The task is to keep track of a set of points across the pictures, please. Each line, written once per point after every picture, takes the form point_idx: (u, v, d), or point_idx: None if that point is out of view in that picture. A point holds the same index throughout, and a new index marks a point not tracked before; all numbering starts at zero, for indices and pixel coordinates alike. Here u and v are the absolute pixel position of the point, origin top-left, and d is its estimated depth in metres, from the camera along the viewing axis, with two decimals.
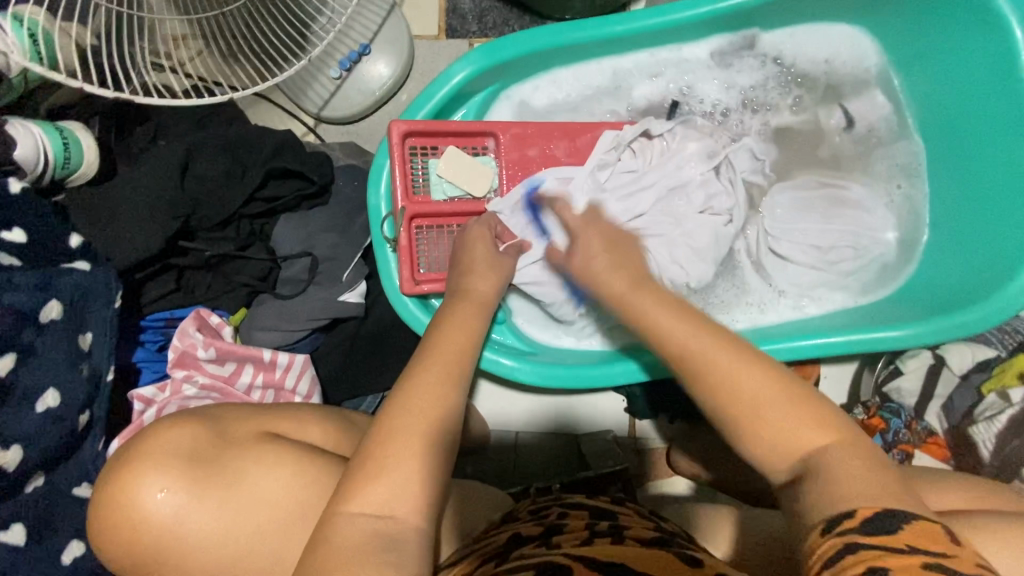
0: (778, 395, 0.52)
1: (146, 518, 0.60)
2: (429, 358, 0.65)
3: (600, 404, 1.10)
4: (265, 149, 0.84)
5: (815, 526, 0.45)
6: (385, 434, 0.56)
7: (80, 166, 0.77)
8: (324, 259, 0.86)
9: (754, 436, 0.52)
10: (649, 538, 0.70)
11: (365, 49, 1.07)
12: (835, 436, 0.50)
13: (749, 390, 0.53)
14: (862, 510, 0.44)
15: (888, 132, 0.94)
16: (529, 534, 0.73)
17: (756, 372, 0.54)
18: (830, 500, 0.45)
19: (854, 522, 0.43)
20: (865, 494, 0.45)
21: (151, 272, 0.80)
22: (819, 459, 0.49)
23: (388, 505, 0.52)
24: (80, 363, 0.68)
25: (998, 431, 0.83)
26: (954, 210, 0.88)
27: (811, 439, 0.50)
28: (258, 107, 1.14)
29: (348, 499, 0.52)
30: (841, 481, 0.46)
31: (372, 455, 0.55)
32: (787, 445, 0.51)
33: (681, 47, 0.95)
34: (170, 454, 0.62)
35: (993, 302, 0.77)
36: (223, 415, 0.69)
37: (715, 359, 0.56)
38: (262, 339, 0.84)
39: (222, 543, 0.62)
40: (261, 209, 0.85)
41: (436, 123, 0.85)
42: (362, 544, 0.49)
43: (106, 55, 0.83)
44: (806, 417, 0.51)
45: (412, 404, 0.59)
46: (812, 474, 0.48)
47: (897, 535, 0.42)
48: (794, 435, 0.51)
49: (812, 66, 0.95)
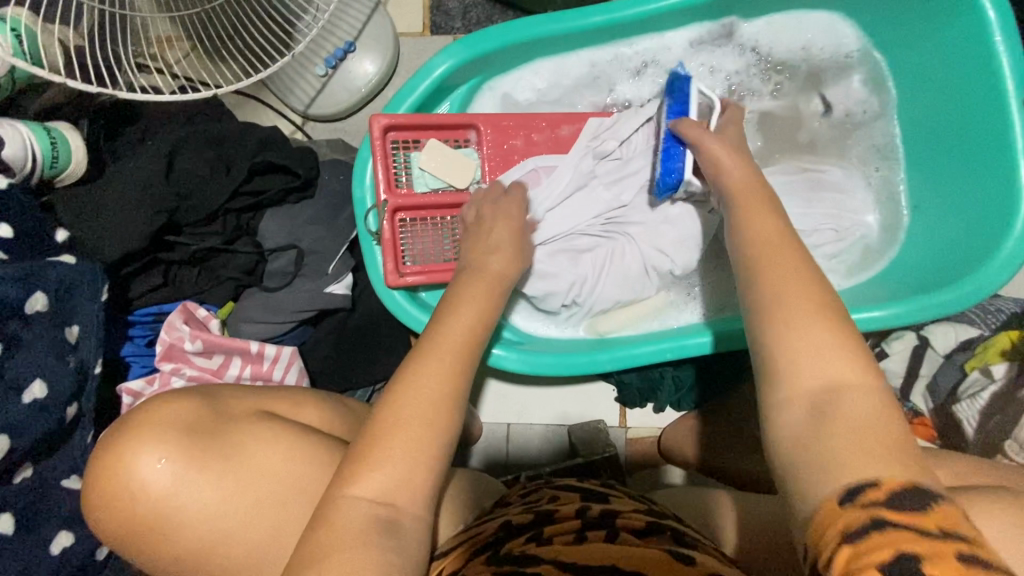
0: (826, 319, 0.51)
1: (144, 487, 0.61)
2: (435, 338, 0.62)
3: (589, 393, 1.13)
4: (250, 145, 0.85)
5: (829, 496, 0.44)
6: (389, 425, 0.55)
7: (68, 165, 0.77)
8: (310, 252, 0.87)
9: (791, 351, 0.50)
10: (642, 526, 0.70)
11: (350, 46, 1.08)
12: (868, 381, 0.49)
13: (806, 309, 0.51)
14: (888, 481, 0.43)
15: (867, 117, 0.95)
16: (519, 524, 0.72)
17: (821, 294, 0.52)
18: (854, 468, 0.44)
19: (880, 493, 0.42)
20: (884, 463, 0.44)
21: (138, 267, 0.81)
22: (840, 397, 0.48)
23: (393, 492, 0.53)
24: (67, 356, 0.69)
25: (982, 408, 0.84)
26: (935, 192, 0.89)
27: (844, 372, 0.49)
28: (245, 106, 1.15)
29: (349, 482, 0.53)
30: (862, 446, 0.45)
31: (371, 439, 0.55)
32: (816, 371, 0.49)
33: (661, 36, 0.95)
34: (169, 425, 0.63)
35: (973, 280, 0.78)
36: (221, 395, 0.69)
37: (786, 273, 0.54)
38: (250, 332, 0.86)
39: (219, 515, 0.62)
40: (247, 203, 0.85)
41: (418, 116, 0.86)
42: (362, 528, 0.51)
43: (93, 56, 0.84)
44: (847, 352, 0.50)
45: (418, 387, 0.57)
46: (830, 408, 0.48)
47: (928, 514, 0.41)
48: (825, 362, 0.49)
49: (791, 53, 0.96)
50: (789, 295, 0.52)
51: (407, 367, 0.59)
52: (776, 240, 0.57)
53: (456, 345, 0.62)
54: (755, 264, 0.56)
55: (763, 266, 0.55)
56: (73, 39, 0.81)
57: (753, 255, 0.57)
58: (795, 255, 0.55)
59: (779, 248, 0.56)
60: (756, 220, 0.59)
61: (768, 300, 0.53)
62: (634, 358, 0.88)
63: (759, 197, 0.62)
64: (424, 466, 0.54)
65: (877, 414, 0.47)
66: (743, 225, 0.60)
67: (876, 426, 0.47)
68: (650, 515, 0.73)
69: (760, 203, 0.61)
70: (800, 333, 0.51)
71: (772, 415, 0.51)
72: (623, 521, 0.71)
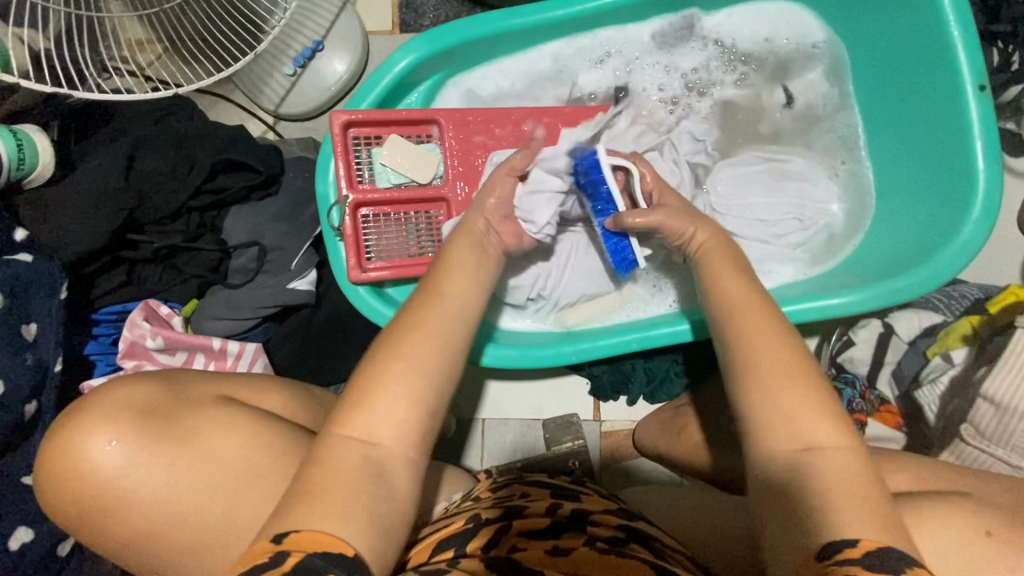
0: (805, 384, 0.52)
1: (94, 467, 0.61)
2: (430, 295, 0.60)
3: (563, 387, 1.12)
4: (212, 143, 0.85)
5: (808, 552, 0.47)
6: (381, 376, 0.53)
7: (34, 168, 0.76)
8: (272, 248, 0.87)
9: (776, 417, 0.52)
10: (609, 535, 0.69)
11: (318, 45, 1.08)
12: (841, 440, 0.51)
13: (781, 368, 0.53)
14: (866, 542, 0.45)
15: (827, 108, 0.95)
16: (488, 517, 0.70)
17: (801, 359, 0.54)
18: (834, 526, 0.47)
19: (855, 553, 0.45)
20: (861, 520, 0.47)
21: (101, 265, 0.81)
22: (817, 455, 0.50)
23: (378, 432, 0.51)
24: (24, 352, 0.70)
25: (941, 393, 0.83)
26: (898, 179, 0.89)
27: (822, 433, 0.51)
28: (217, 107, 1.16)
29: (342, 423, 0.51)
30: (839, 501, 0.48)
31: (363, 383, 0.53)
32: (794, 429, 0.51)
33: (623, 29, 0.96)
34: (123, 406, 0.63)
35: (934, 263, 0.78)
36: (183, 380, 0.70)
37: (764, 338, 0.55)
38: (213, 329, 0.86)
39: (171, 498, 0.62)
40: (209, 201, 0.86)
41: (378, 112, 0.87)
42: (353, 469, 0.50)
43: (56, 58, 0.85)
44: (823, 412, 0.51)
45: (414, 338, 0.55)
46: (809, 469, 0.50)
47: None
48: (804, 423, 0.51)
49: (753, 43, 0.96)
50: (766, 343, 0.55)
51: (401, 320, 0.57)
52: (752, 301, 0.58)
53: (453, 303, 0.60)
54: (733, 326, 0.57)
55: (740, 328, 0.56)
56: (36, 41, 0.82)
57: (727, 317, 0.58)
58: (771, 316, 0.57)
59: (751, 311, 0.58)
60: (724, 283, 0.61)
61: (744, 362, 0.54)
62: (600, 349, 0.88)
63: (727, 259, 0.64)
64: (418, 416, 0.53)
65: (855, 473, 0.50)
66: (714, 289, 0.62)
67: (853, 481, 0.49)
68: (622, 518, 0.73)
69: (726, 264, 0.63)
70: (778, 387, 0.52)
71: (755, 466, 0.53)
72: (594, 529, 0.70)
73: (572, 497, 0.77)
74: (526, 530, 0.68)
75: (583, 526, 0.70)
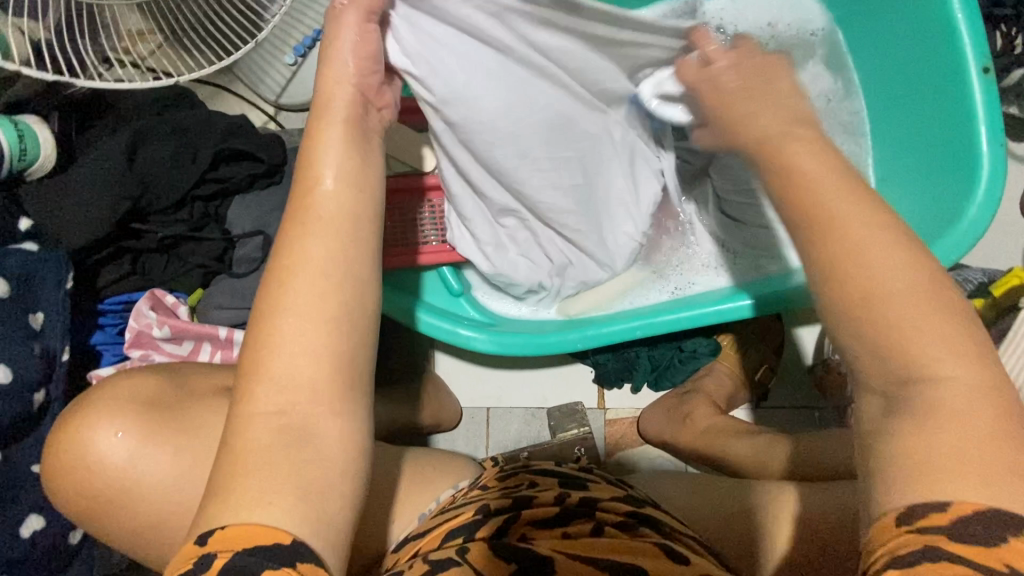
0: (916, 288, 0.43)
1: (102, 459, 0.61)
2: (301, 214, 0.50)
3: (569, 375, 1.12)
4: (215, 132, 0.85)
5: (884, 514, 0.40)
6: (270, 330, 0.47)
7: (38, 158, 0.76)
8: (277, 237, 0.87)
9: (876, 344, 0.43)
10: (619, 520, 0.69)
11: (319, 34, 1.07)
12: (958, 362, 0.41)
13: (895, 283, 0.43)
14: (959, 504, 0.37)
15: (829, 99, 0.94)
16: (497, 508, 0.70)
17: (906, 266, 0.44)
18: (926, 479, 0.39)
19: (946, 518, 0.37)
20: (967, 476, 0.38)
21: (106, 255, 0.81)
22: (923, 388, 0.41)
23: (288, 399, 0.46)
24: (32, 341, 0.70)
25: None
26: (901, 162, 0.89)
27: (935, 356, 0.42)
28: (218, 97, 1.16)
29: (243, 401, 0.46)
30: (934, 451, 0.39)
31: (254, 340, 0.47)
32: (897, 347, 0.42)
33: (624, 17, 0.96)
34: (128, 398, 0.64)
35: (944, 243, 0.77)
36: (186, 371, 0.71)
37: (870, 248, 0.44)
38: (218, 318, 0.85)
39: (175, 488, 0.61)
40: (213, 190, 0.86)
41: None
42: (269, 445, 0.44)
43: (59, 49, 0.85)
44: (938, 327, 0.42)
45: (286, 279, 0.48)
46: (916, 402, 0.42)
47: (997, 552, 0.36)
48: (916, 339, 0.42)
49: (757, 27, 0.95)
50: (884, 248, 0.44)
51: (278, 260, 0.49)
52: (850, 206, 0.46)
53: (329, 220, 0.50)
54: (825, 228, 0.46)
55: (829, 235, 0.46)
56: (39, 33, 0.82)
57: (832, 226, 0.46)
58: (876, 218, 0.46)
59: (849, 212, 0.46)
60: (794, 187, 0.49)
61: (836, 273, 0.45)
62: (603, 337, 0.88)
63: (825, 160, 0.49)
64: (324, 372, 0.47)
65: (970, 405, 0.40)
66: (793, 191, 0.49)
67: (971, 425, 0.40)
68: (630, 504, 0.73)
69: (793, 156, 0.50)
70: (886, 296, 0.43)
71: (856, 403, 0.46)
72: (602, 512, 0.71)
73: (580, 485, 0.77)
74: (536, 519, 0.69)
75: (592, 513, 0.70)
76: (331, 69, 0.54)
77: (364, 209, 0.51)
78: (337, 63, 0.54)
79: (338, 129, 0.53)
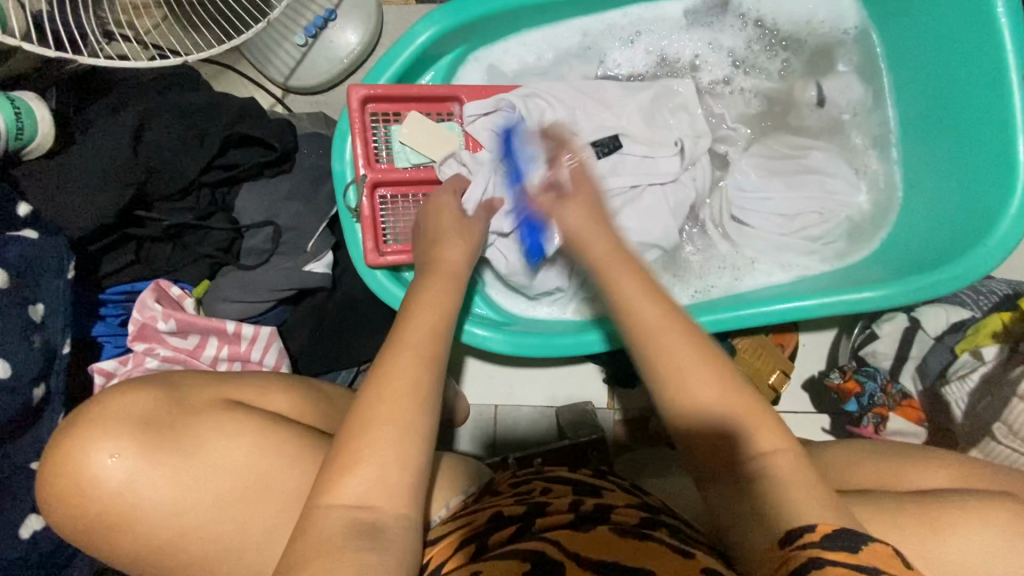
0: (735, 393, 0.54)
1: (98, 484, 0.57)
2: (403, 338, 0.59)
3: (576, 374, 1.11)
4: (224, 116, 0.81)
5: (770, 541, 0.47)
6: (361, 435, 0.53)
7: (34, 138, 0.72)
8: (288, 228, 0.84)
9: (715, 436, 0.53)
10: (636, 520, 0.67)
11: (330, 14, 1.03)
12: (780, 442, 0.52)
13: (703, 386, 0.54)
14: (824, 525, 0.46)
15: (857, 110, 0.93)
16: (509, 515, 0.69)
17: (722, 378, 0.54)
18: (786, 514, 0.48)
19: (816, 536, 0.45)
20: (809, 504, 0.48)
21: (109, 243, 0.78)
22: (761, 455, 0.51)
23: (370, 496, 0.51)
24: (33, 334, 0.67)
25: (970, 390, 0.83)
26: (934, 169, 0.86)
27: (763, 447, 0.52)
28: (223, 78, 1.10)
29: (331, 492, 0.51)
30: (788, 493, 0.49)
31: (348, 443, 0.53)
32: (734, 450, 0.52)
33: (652, 7, 0.92)
34: (124, 416, 0.59)
35: (970, 258, 0.75)
36: (183, 384, 0.66)
37: (687, 367, 0.55)
38: (226, 312, 0.83)
39: (180, 506, 0.58)
40: (221, 177, 0.82)
41: (397, 87, 0.82)
42: (338, 534, 0.49)
43: (57, 21, 0.80)
44: (757, 421, 0.53)
45: (388, 396, 0.54)
46: (757, 471, 0.51)
47: (859, 553, 0.43)
48: (738, 433, 0.52)
49: (795, 23, 0.92)
50: (673, 351, 0.56)
51: (373, 374, 0.57)
52: (664, 324, 0.57)
53: (421, 347, 0.59)
54: (659, 357, 0.56)
55: (660, 362, 0.56)
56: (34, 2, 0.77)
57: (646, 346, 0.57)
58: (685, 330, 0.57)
59: (667, 333, 0.56)
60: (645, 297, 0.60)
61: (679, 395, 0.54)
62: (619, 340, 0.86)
63: None
64: (396, 464, 0.52)
65: (801, 470, 0.51)
66: (624, 311, 0.60)
67: (799, 476, 0.50)
68: (643, 511, 0.71)
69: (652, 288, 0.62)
70: (695, 396, 0.54)
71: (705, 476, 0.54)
72: (616, 515, 0.68)
73: (596, 496, 0.74)
74: (550, 525, 0.65)
75: (604, 517, 0.67)
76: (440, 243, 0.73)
77: (444, 339, 0.61)
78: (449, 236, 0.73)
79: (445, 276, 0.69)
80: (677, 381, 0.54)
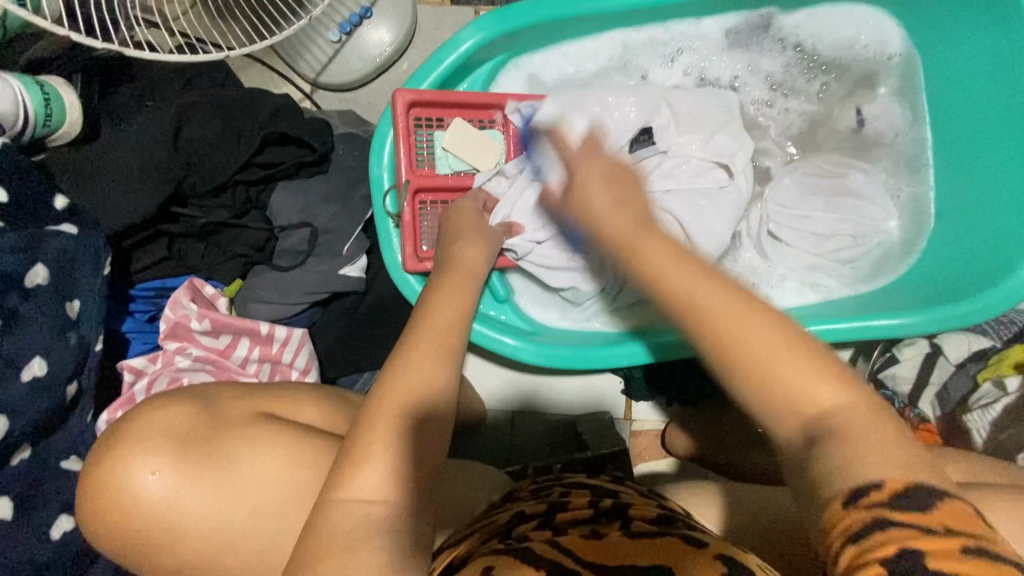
0: (797, 351, 0.43)
1: (137, 502, 0.56)
2: (416, 339, 0.60)
3: (592, 383, 1.08)
4: (262, 113, 0.80)
5: (835, 495, 0.39)
6: (376, 439, 0.52)
7: (61, 125, 0.70)
8: (324, 231, 0.83)
9: (773, 396, 0.43)
10: (655, 516, 0.64)
11: (367, 12, 1.01)
12: (853, 396, 0.42)
13: (770, 351, 0.43)
14: (894, 481, 0.38)
15: (896, 134, 0.94)
16: (532, 512, 0.67)
17: (777, 328, 0.44)
18: (858, 474, 0.39)
19: (886, 496, 0.37)
20: (891, 457, 0.39)
21: (142, 238, 0.77)
22: (835, 421, 0.42)
23: (381, 490, 0.50)
24: (69, 331, 0.65)
25: (993, 419, 0.85)
26: (963, 200, 0.87)
27: (832, 399, 0.42)
28: (252, 70, 1.09)
29: (343, 486, 0.50)
30: (865, 447, 0.40)
31: (359, 442, 0.52)
32: (799, 404, 0.43)
33: (696, 24, 0.92)
34: (161, 432, 0.58)
35: (1001, 289, 0.76)
36: (213, 395, 0.65)
37: (735, 313, 0.45)
38: (258, 313, 0.82)
39: (217, 525, 0.58)
40: (258, 175, 0.81)
41: (443, 94, 0.81)
42: (354, 531, 0.47)
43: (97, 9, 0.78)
44: (824, 371, 0.43)
45: (409, 393, 0.55)
46: (832, 439, 0.41)
47: (933, 513, 0.37)
48: (807, 392, 0.43)
49: (836, 48, 0.93)
50: (740, 316, 0.45)
51: (388, 377, 0.57)
52: (714, 296, 0.46)
53: (444, 351, 0.60)
54: (701, 311, 0.45)
55: (700, 328, 0.45)
56: None
57: (686, 310, 0.46)
58: (722, 285, 0.47)
59: (712, 297, 0.46)
60: (660, 272, 0.49)
61: (726, 360, 0.44)
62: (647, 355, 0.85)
63: None
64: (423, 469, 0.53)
65: (879, 427, 0.41)
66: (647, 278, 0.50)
67: (877, 431, 0.41)
68: (662, 508, 0.68)
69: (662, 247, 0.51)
70: (767, 360, 0.43)
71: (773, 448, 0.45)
72: (635, 511, 0.65)
73: (613, 495, 0.71)
74: (573, 520, 0.64)
75: (624, 518, 0.64)
76: (460, 245, 0.74)
77: (456, 344, 0.62)
78: (475, 244, 0.74)
79: (463, 277, 0.70)
80: (725, 343, 0.44)
